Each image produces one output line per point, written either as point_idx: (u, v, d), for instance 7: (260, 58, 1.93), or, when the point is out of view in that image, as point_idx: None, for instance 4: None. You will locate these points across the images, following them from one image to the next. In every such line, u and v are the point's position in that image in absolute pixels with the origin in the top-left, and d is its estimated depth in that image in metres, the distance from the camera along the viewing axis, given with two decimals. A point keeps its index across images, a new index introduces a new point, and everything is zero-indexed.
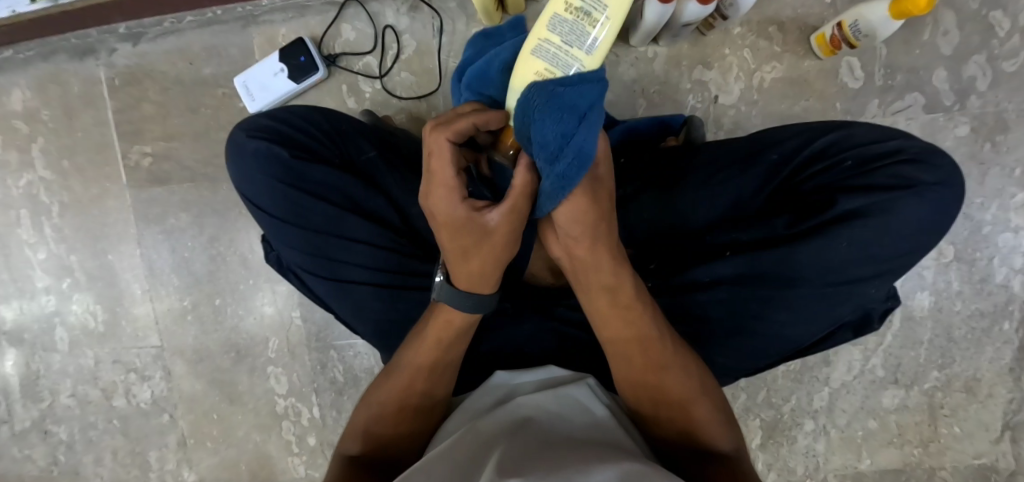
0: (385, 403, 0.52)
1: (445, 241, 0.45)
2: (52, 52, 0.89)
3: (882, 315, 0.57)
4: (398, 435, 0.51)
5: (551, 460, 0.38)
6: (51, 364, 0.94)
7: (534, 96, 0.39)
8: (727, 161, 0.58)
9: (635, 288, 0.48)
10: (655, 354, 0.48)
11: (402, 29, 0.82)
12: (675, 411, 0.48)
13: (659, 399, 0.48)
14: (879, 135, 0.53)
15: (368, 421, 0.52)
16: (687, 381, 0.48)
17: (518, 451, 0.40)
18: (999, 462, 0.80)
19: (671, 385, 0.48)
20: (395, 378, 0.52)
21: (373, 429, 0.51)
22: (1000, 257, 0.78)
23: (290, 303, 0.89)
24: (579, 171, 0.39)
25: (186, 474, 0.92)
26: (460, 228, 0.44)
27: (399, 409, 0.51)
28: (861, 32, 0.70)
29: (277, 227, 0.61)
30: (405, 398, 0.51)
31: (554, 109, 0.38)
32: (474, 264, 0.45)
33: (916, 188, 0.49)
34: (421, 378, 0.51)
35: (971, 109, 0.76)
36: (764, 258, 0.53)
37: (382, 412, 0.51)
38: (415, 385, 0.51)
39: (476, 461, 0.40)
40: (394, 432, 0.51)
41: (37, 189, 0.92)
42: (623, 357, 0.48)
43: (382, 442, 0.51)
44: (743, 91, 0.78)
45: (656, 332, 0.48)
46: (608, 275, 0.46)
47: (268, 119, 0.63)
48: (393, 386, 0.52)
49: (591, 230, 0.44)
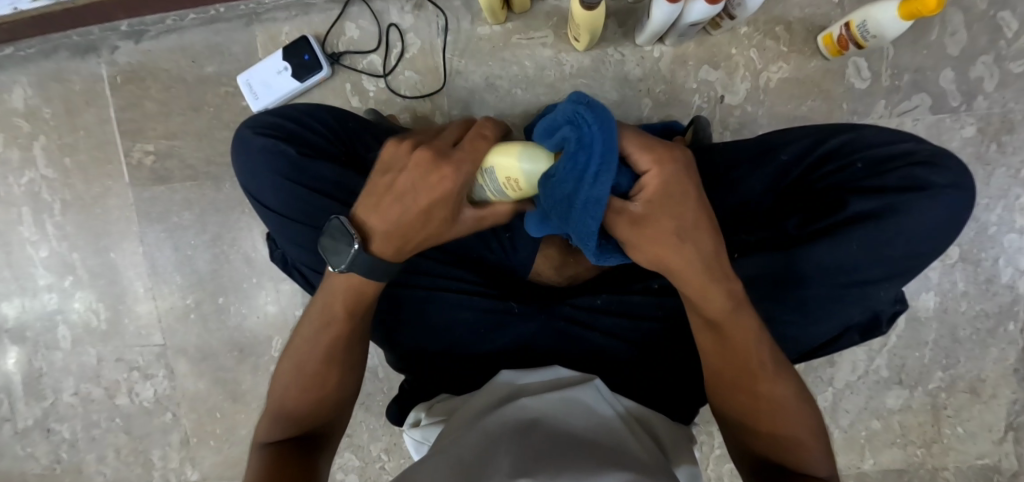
0: (296, 382, 0.52)
1: (422, 186, 0.46)
2: (54, 49, 0.88)
3: (890, 317, 0.57)
4: (313, 410, 0.52)
5: (557, 459, 0.39)
6: (54, 362, 0.94)
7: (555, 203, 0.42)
8: (738, 161, 0.58)
9: (735, 290, 0.47)
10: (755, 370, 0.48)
11: (406, 27, 0.82)
12: (769, 428, 0.47)
13: (745, 406, 0.48)
14: (891, 136, 0.53)
15: (282, 403, 0.52)
16: (776, 386, 0.47)
17: (523, 449, 0.41)
18: (1002, 462, 0.80)
19: (768, 393, 0.47)
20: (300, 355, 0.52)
21: (290, 407, 0.51)
22: (1005, 258, 0.77)
23: (293, 302, 0.89)
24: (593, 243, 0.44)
25: (189, 473, 0.92)
26: (444, 194, 0.46)
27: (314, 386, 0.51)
28: (868, 32, 0.70)
29: (282, 225, 0.60)
30: (313, 375, 0.51)
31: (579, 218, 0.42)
32: (417, 227, 0.47)
33: (929, 191, 0.49)
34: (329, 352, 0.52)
35: (978, 110, 0.76)
36: (776, 259, 0.53)
37: (294, 390, 0.52)
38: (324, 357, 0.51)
39: (483, 456, 0.41)
40: (305, 408, 0.51)
41: (39, 186, 0.92)
42: (714, 363, 0.49)
43: (297, 420, 0.51)
44: (750, 91, 0.78)
45: (749, 336, 0.48)
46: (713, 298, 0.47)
47: (274, 116, 0.63)
48: (297, 362, 0.52)
49: (670, 249, 0.44)
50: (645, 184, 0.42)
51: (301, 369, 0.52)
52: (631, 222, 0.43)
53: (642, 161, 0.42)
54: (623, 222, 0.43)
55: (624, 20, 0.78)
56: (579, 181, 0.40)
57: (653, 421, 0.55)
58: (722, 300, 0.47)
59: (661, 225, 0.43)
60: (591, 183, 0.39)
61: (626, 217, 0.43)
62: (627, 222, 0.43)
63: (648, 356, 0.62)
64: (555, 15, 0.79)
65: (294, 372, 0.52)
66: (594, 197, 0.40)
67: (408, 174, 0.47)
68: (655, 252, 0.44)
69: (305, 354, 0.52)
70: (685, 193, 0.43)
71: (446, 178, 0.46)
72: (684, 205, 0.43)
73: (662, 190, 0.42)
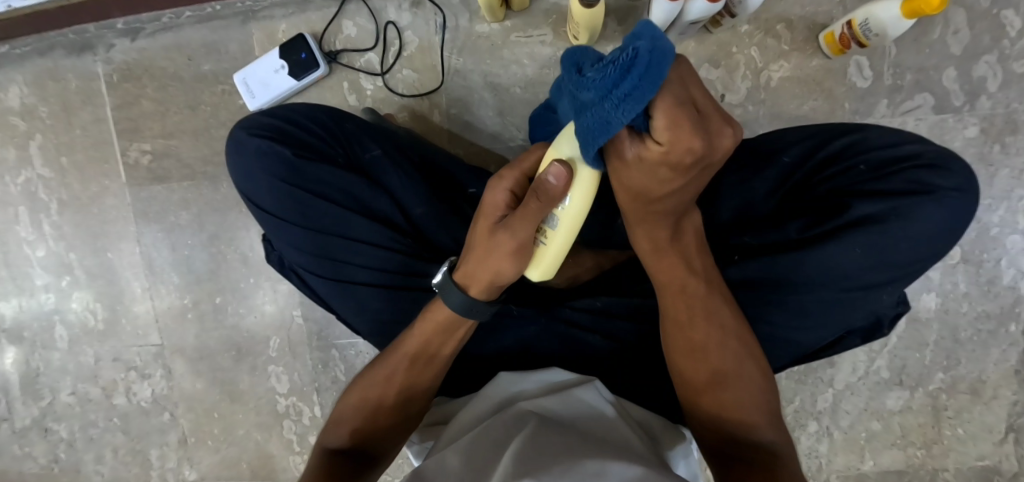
0: (367, 400, 0.53)
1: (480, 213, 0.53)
2: (49, 47, 0.88)
3: (892, 320, 0.56)
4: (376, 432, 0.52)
5: (562, 456, 0.38)
6: (51, 362, 0.94)
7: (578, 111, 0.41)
8: (742, 163, 0.58)
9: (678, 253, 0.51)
10: (694, 333, 0.50)
11: (404, 25, 0.81)
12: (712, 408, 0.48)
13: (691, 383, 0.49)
14: (896, 138, 0.53)
15: (348, 416, 0.53)
16: (721, 361, 0.49)
17: (527, 447, 0.40)
18: (1003, 463, 0.80)
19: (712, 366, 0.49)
20: (378, 373, 0.54)
21: (355, 423, 0.53)
22: (1008, 259, 0.77)
23: (291, 302, 0.89)
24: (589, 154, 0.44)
25: (187, 472, 0.92)
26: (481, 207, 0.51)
27: (380, 404, 0.53)
28: (871, 31, 0.69)
29: (279, 227, 0.60)
30: (385, 396, 0.53)
31: (586, 132, 0.41)
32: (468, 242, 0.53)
33: (934, 194, 0.48)
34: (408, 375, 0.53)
35: (981, 110, 0.75)
36: (779, 262, 0.52)
37: (364, 406, 0.53)
38: (396, 376, 0.53)
39: (487, 460, 0.40)
40: (368, 427, 0.52)
41: (35, 186, 0.91)
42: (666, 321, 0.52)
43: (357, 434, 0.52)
44: (751, 90, 0.77)
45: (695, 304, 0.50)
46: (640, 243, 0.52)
47: (271, 117, 0.62)
48: (372, 379, 0.54)
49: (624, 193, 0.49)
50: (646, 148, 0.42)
51: (376, 388, 0.53)
52: (617, 162, 0.45)
53: (659, 132, 0.41)
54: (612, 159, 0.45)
55: (624, 17, 0.77)
56: (596, 100, 0.38)
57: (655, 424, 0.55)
58: (646, 244, 0.52)
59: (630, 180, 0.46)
60: (607, 108, 0.38)
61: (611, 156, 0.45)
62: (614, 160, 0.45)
63: (649, 358, 0.62)
64: (555, 13, 0.78)
65: (367, 391, 0.54)
66: (603, 122, 0.39)
67: None
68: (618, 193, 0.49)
69: (383, 373, 0.54)
70: (671, 172, 0.44)
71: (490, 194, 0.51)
72: (662, 177, 0.44)
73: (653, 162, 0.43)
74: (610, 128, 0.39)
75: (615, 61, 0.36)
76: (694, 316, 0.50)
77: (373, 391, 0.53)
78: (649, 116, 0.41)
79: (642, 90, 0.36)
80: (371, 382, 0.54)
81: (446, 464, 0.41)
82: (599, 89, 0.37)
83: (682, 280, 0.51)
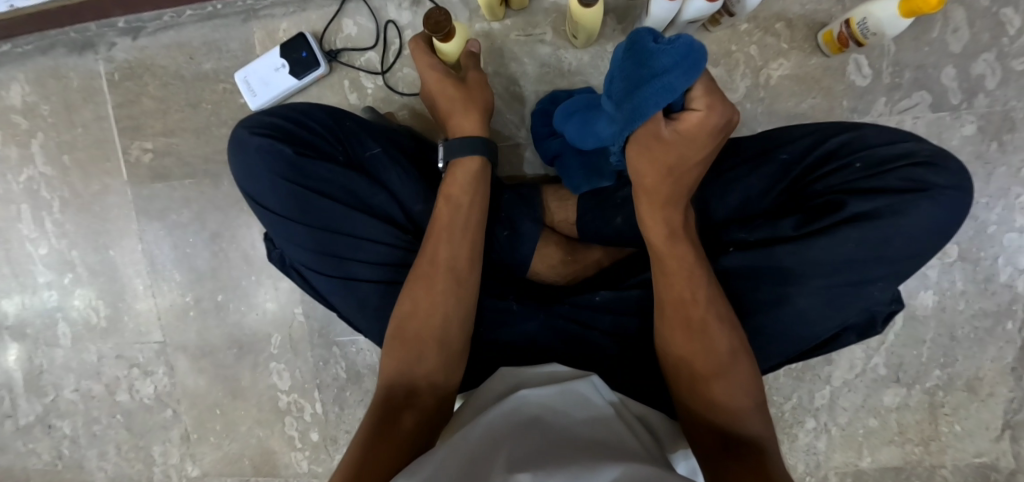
0: (409, 330, 0.55)
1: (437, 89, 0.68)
2: (51, 45, 0.88)
3: (887, 317, 0.57)
4: (427, 363, 0.53)
5: (552, 465, 0.39)
6: (54, 359, 0.94)
7: (635, 86, 0.53)
8: (740, 160, 0.59)
9: (691, 257, 0.55)
10: (693, 312, 0.53)
11: (404, 24, 0.82)
12: (710, 398, 0.51)
13: (694, 372, 0.52)
14: (893, 136, 0.53)
15: (393, 356, 0.54)
16: (719, 353, 0.52)
17: (521, 457, 0.41)
18: (1000, 460, 0.80)
19: (716, 357, 0.52)
20: (413, 296, 0.56)
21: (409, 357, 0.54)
22: (1005, 256, 0.77)
23: (293, 299, 0.89)
24: (633, 123, 0.55)
25: (190, 468, 0.93)
26: (438, 75, 0.68)
27: (428, 313, 0.55)
28: (869, 30, 0.69)
29: (280, 225, 0.60)
30: (433, 298, 0.56)
31: (644, 100, 0.53)
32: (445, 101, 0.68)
33: (928, 192, 0.49)
34: (446, 281, 0.56)
35: (979, 108, 0.75)
36: (775, 255, 0.53)
37: (407, 339, 0.54)
38: (435, 281, 0.56)
39: (478, 464, 0.41)
40: (415, 360, 0.53)
41: (37, 184, 0.92)
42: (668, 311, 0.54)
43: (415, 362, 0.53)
44: (750, 88, 0.77)
45: (704, 292, 0.53)
46: (654, 227, 0.56)
47: (270, 116, 0.62)
48: (404, 307, 0.56)
49: (656, 171, 0.56)
50: (686, 118, 0.54)
51: (413, 314, 0.55)
52: (654, 137, 0.55)
53: (698, 101, 0.54)
54: (648, 137, 0.55)
55: (623, 16, 0.77)
56: (670, 68, 0.50)
57: (650, 414, 0.55)
58: (662, 230, 0.56)
59: (668, 153, 0.55)
60: (677, 75, 0.50)
61: (649, 134, 0.55)
62: (649, 136, 0.55)
63: (646, 355, 0.62)
64: (554, 12, 0.79)
65: (416, 303, 0.56)
66: (668, 87, 0.51)
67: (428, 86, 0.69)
68: (645, 169, 0.57)
69: (420, 294, 0.56)
70: (707, 138, 0.55)
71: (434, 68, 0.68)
72: (697, 145, 0.55)
73: (692, 129, 0.54)
74: (674, 92, 0.51)
75: (682, 43, 0.49)
76: (699, 298, 0.53)
77: (414, 316, 0.55)
78: (687, 92, 0.54)
79: (698, 63, 0.50)
80: (403, 313, 0.56)
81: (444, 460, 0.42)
82: (668, 64, 0.50)
83: (688, 264, 0.54)
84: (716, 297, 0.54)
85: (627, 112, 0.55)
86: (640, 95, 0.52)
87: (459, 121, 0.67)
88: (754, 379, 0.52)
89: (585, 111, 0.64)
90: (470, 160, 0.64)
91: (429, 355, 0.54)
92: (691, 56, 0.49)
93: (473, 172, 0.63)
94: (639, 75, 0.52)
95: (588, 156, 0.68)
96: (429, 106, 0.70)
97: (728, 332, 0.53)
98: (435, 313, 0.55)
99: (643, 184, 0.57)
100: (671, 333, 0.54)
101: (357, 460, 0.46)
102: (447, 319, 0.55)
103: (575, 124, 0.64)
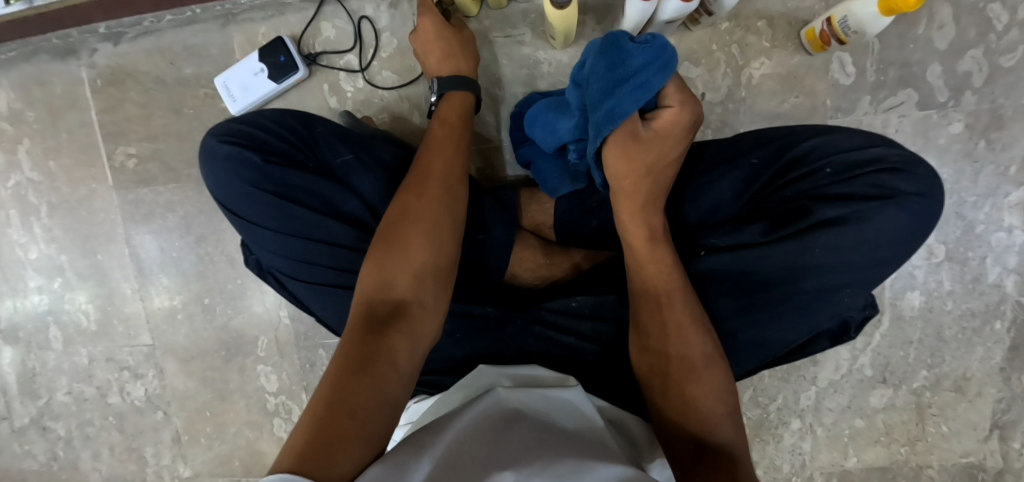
0: (397, 236, 0.54)
1: (427, 39, 0.70)
2: (34, 52, 0.88)
3: (860, 323, 0.56)
4: (417, 268, 0.53)
5: (532, 457, 0.40)
6: (47, 362, 0.95)
7: (610, 85, 0.52)
8: (713, 162, 0.59)
9: (669, 254, 0.55)
10: (670, 311, 0.52)
11: (382, 26, 0.81)
12: (682, 398, 0.51)
13: (667, 368, 0.52)
14: (865, 139, 0.52)
15: (377, 261, 0.53)
16: (694, 348, 0.51)
17: (501, 449, 0.41)
18: (987, 460, 0.79)
19: (690, 351, 0.51)
20: (402, 207, 0.56)
21: (396, 262, 0.53)
22: (994, 257, 0.76)
23: (278, 302, 0.90)
24: (609, 126, 0.53)
25: (181, 469, 0.94)
26: (431, 21, 0.69)
27: (415, 218, 0.55)
28: (850, 28, 0.68)
29: (255, 233, 0.60)
30: (423, 202, 0.56)
31: (621, 99, 0.51)
32: (431, 54, 0.70)
33: (895, 199, 0.48)
34: (439, 193, 0.57)
35: (966, 105, 0.74)
36: (741, 259, 0.53)
37: (396, 239, 0.54)
38: (425, 190, 0.57)
39: (461, 452, 0.41)
40: (401, 267, 0.53)
41: (25, 189, 0.92)
42: (645, 303, 0.54)
43: (403, 266, 0.53)
44: (731, 87, 0.76)
45: (681, 283, 0.54)
46: (633, 230, 0.56)
47: (242, 123, 0.62)
48: (393, 213, 0.56)
49: (631, 172, 0.55)
50: (660, 116, 0.54)
51: (401, 223, 0.55)
52: (627, 138, 0.54)
53: (671, 96, 0.54)
54: (625, 136, 0.54)
55: (602, 16, 0.76)
56: (645, 66, 0.50)
57: (628, 421, 0.54)
58: (642, 230, 0.55)
59: (646, 152, 0.54)
60: (652, 74, 0.50)
61: (625, 134, 0.54)
62: (625, 138, 0.54)
63: (622, 358, 0.62)
64: (532, 12, 0.78)
65: (406, 207, 0.56)
66: (644, 86, 0.51)
67: (419, 35, 0.70)
68: (623, 172, 0.55)
69: (411, 199, 0.56)
70: (681, 134, 0.55)
71: (429, 16, 0.70)
72: (672, 137, 0.55)
73: (667, 127, 0.54)
74: (648, 91, 0.51)
75: (655, 42, 0.49)
76: (674, 298, 0.53)
77: (403, 224, 0.55)
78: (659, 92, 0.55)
79: (669, 62, 0.50)
80: (392, 219, 0.56)
81: (430, 449, 0.41)
82: (645, 63, 0.50)
83: (660, 253, 0.54)
84: (691, 294, 0.54)
85: (603, 114, 0.53)
86: (618, 94, 0.51)
87: (456, 61, 0.69)
88: (727, 380, 0.52)
89: (550, 111, 0.64)
90: (461, 94, 0.69)
91: (417, 255, 0.53)
92: (665, 55, 0.50)
93: (461, 106, 0.68)
94: (614, 71, 0.51)
95: (566, 158, 0.68)
96: (418, 52, 0.71)
97: (703, 330, 0.52)
98: (427, 223, 0.55)
99: (622, 188, 0.56)
100: (650, 334, 0.53)
101: (344, 368, 0.44)
102: (437, 224, 0.56)
103: (541, 125, 0.65)
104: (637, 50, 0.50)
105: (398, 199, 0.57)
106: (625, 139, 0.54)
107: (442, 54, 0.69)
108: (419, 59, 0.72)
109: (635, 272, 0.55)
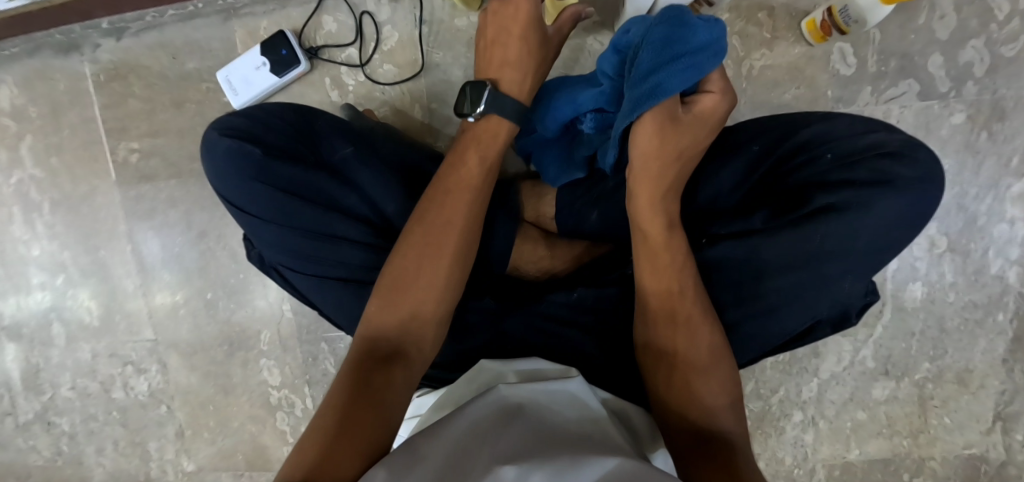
0: (411, 285, 0.52)
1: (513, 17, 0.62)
2: (37, 48, 0.89)
3: (861, 310, 0.56)
4: (423, 325, 0.52)
5: (537, 451, 0.39)
6: (50, 358, 0.96)
7: (663, 60, 0.49)
8: (714, 152, 0.58)
9: (680, 250, 0.53)
10: (678, 304, 0.52)
11: (383, 19, 0.81)
12: (687, 392, 0.50)
13: (675, 362, 0.51)
14: (864, 126, 0.52)
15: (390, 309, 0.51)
16: (704, 345, 0.51)
17: (507, 445, 0.40)
18: (990, 453, 0.79)
19: (700, 348, 0.51)
20: (421, 252, 0.54)
21: (408, 314, 0.51)
22: (996, 248, 0.76)
23: (281, 296, 0.90)
24: (650, 102, 0.50)
25: (185, 464, 0.94)
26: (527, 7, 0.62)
27: (434, 270, 0.53)
28: (851, 17, 0.69)
29: (258, 227, 0.60)
30: (444, 256, 0.54)
31: (669, 74, 0.49)
32: (509, 35, 0.62)
33: (893, 184, 0.48)
34: (461, 245, 0.55)
35: (968, 96, 0.74)
36: (740, 248, 0.53)
37: (412, 288, 0.52)
38: (448, 239, 0.55)
39: (466, 452, 0.40)
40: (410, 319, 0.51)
41: (28, 186, 0.93)
42: (653, 298, 0.53)
43: (412, 321, 0.51)
44: (732, 79, 0.76)
45: (693, 280, 0.53)
46: (650, 218, 0.54)
47: (242, 117, 0.62)
48: (412, 253, 0.54)
49: (656, 155, 0.53)
50: (701, 101, 0.53)
51: (420, 269, 0.53)
52: (662, 119, 0.51)
53: (714, 84, 0.52)
54: (665, 117, 0.51)
55: (602, 8, 0.77)
56: (702, 47, 0.48)
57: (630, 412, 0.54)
58: (658, 221, 0.54)
59: (680, 137, 0.52)
60: (706, 57, 0.48)
61: (667, 112, 0.51)
62: (661, 119, 0.51)
63: (624, 349, 0.62)
64: None
65: (426, 255, 0.54)
66: (693, 68, 0.49)
67: (503, 11, 0.62)
68: (654, 153, 0.52)
69: (432, 248, 0.54)
70: (709, 130, 0.54)
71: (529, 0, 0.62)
72: (701, 133, 0.53)
73: (704, 115, 0.53)
74: (698, 74, 0.49)
75: (718, 25, 0.48)
76: (686, 291, 0.52)
77: (419, 273, 0.53)
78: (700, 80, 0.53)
79: (721, 49, 0.49)
80: (408, 263, 0.53)
81: (430, 450, 0.40)
82: (702, 40, 0.48)
83: (675, 245, 0.53)
84: (699, 286, 0.54)
85: (647, 87, 0.49)
86: (668, 70, 0.49)
87: (526, 65, 0.63)
88: (731, 375, 0.52)
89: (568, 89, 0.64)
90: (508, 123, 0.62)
91: (428, 312, 0.52)
92: (720, 41, 0.48)
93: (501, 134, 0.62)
94: (670, 45, 0.48)
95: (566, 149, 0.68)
96: (495, 29, 0.63)
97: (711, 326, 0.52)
98: (443, 278, 0.53)
99: (648, 170, 0.53)
100: (658, 325, 0.52)
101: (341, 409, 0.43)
102: (452, 281, 0.54)
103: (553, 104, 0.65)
104: (698, 28, 0.48)
105: (416, 237, 0.55)
106: (665, 121, 0.51)
107: (520, 46, 0.62)
108: (486, 31, 0.64)
109: (642, 267, 0.54)
